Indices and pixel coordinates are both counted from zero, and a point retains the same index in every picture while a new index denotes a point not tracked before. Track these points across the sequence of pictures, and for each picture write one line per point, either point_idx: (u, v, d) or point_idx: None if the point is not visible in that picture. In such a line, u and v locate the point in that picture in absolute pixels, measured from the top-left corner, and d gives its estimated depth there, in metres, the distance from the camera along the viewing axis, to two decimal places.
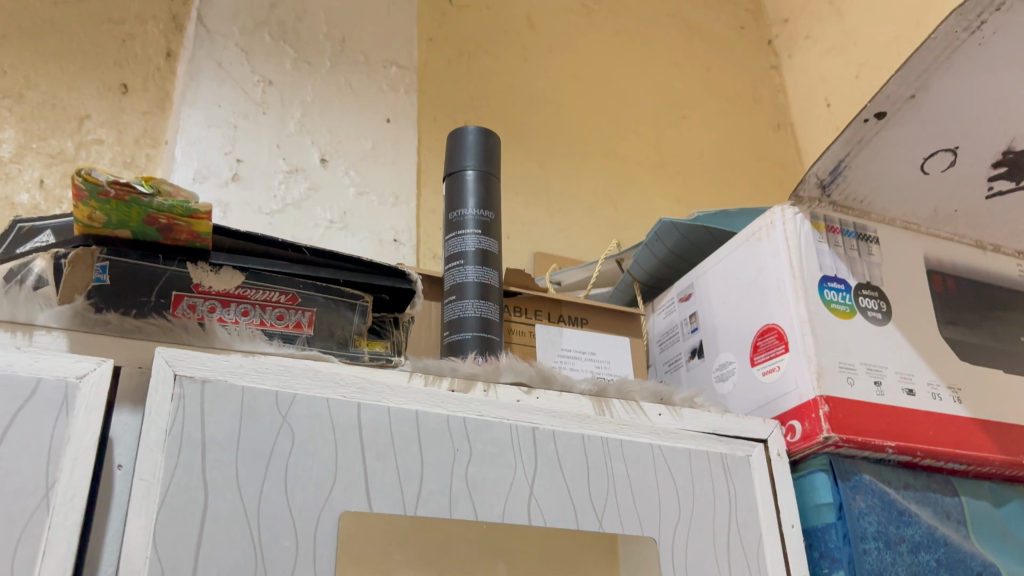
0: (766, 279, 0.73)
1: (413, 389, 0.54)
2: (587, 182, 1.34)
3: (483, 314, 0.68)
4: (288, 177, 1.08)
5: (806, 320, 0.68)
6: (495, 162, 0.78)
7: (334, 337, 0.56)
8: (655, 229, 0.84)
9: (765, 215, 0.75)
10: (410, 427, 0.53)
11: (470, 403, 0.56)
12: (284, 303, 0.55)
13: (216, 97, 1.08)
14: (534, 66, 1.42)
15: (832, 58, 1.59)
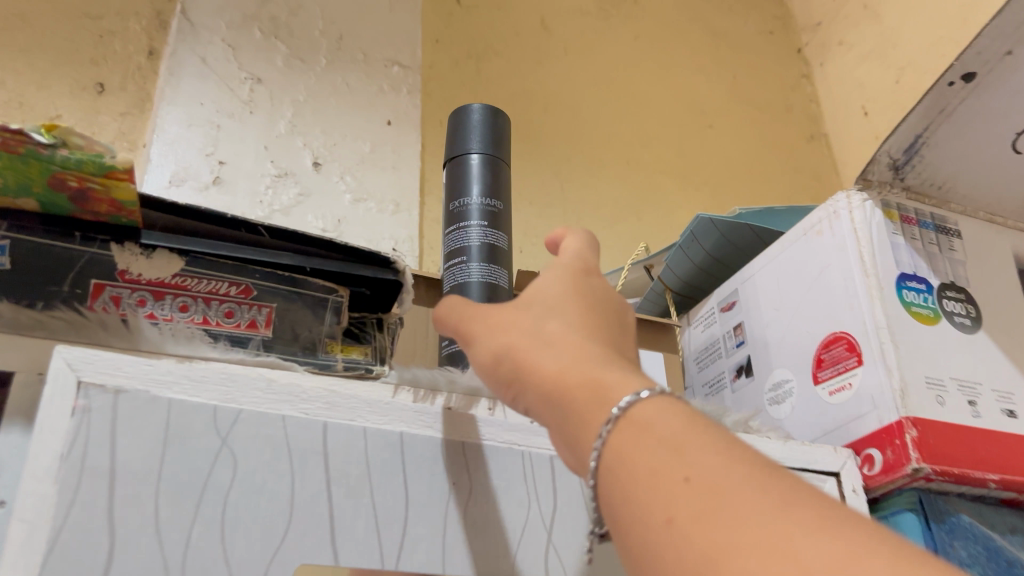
0: (834, 280, 0.61)
1: (396, 406, 0.42)
2: (606, 193, 1.23)
3: None
4: (276, 182, 0.97)
5: (884, 326, 0.56)
6: (505, 147, 0.67)
7: (298, 341, 0.44)
8: (691, 226, 0.73)
9: (826, 205, 0.63)
10: (394, 454, 0.41)
11: (469, 425, 0.44)
12: (234, 297, 0.43)
13: (198, 93, 0.98)
14: (547, 70, 1.33)
15: (869, 63, 1.49)
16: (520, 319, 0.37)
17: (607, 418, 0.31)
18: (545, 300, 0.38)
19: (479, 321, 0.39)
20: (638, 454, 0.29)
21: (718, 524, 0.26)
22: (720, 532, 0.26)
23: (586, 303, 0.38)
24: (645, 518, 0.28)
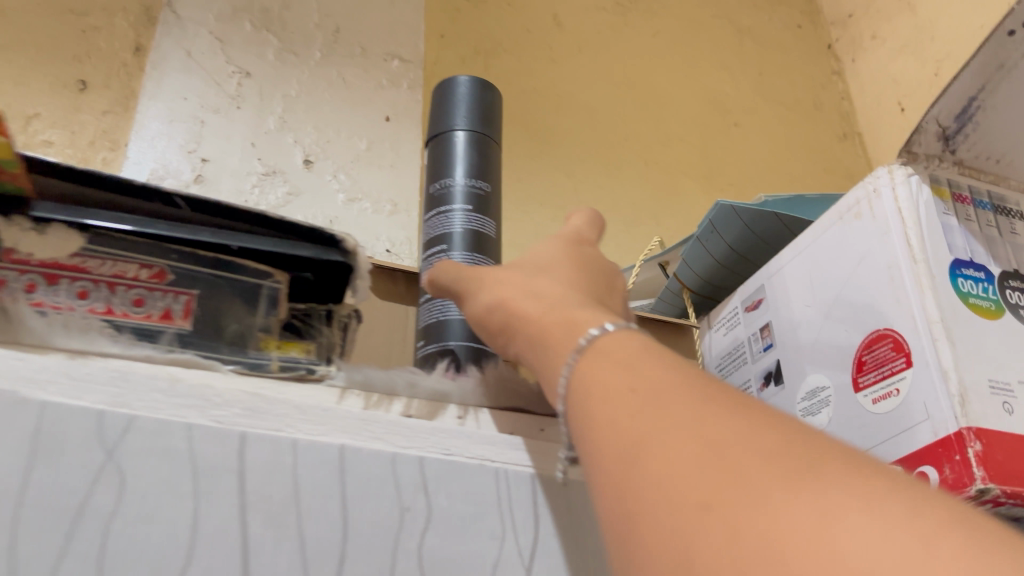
0: (874, 269, 0.52)
1: (340, 414, 0.34)
2: (624, 195, 1.14)
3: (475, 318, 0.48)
4: (263, 180, 0.90)
5: (938, 320, 0.47)
6: (495, 124, 0.59)
7: (223, 335, 0.36)
8: (710, 214, 0.64)
9: (864, 183, 0.54)
10: (330, 472, 0.32)
11: (429, 437, 0.36)
12: (145, 282, 0.36)
13: (182, 87, 0.92)
14: (559, 68, 1.25)
15: (904, 57, 1.39)
16: (514, 289, 0.35)
17: (573, 348, 0.30)
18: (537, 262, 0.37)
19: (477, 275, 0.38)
20: (594, 374, 0.28)
21: (651, 419, 0.25)
22: (650, 425, 0.25)
23: (576, 266, 0.37)
24: (590, 426, 0.27)
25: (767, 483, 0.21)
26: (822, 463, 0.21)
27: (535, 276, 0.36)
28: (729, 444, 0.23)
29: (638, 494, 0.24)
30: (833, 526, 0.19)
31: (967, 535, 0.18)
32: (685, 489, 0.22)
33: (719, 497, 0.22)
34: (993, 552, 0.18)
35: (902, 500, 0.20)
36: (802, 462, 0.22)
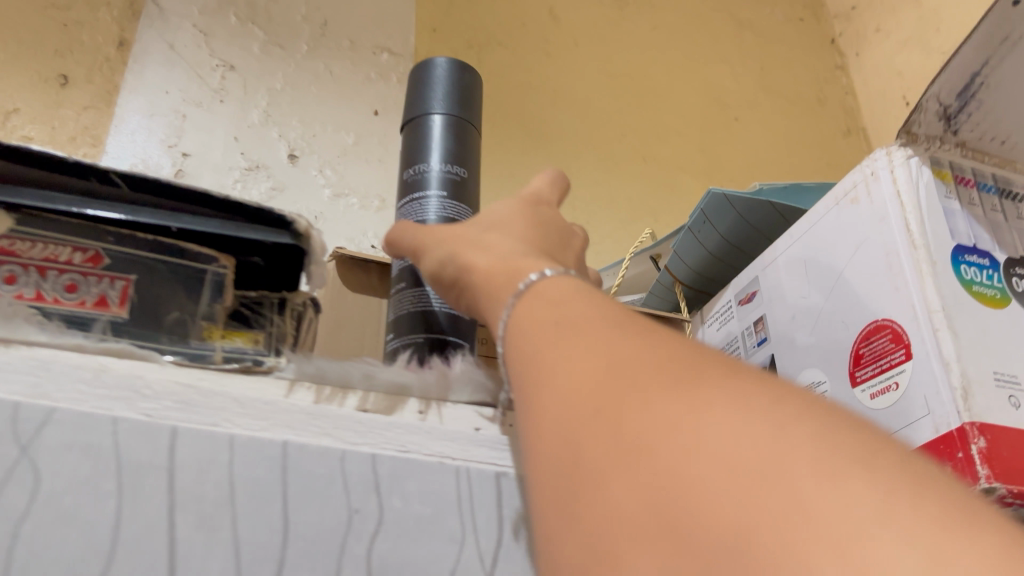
0: (872, 257, 0.49)
1: (285, 408, 0.32)
2: (622, 190, 1.10)
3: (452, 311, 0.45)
4: (246, 175, 0.87)
5: (939, 309, 0.44)
6: (474, 109, 0.57)
7: (162, 324, 0.33)
8: (702, 203, 0.61)
9: (862, 166, 0.51)
10: (271, 471, 0.30)
11: (384, 434, 0.33)
12: (79, 266, 0.33)
13: (164, 80, 0.90)
14: (555, 61, 1.21)
15: (909, 49, 1.34)
16: (468, 250, 0.34)
17: (513, 292, 0.29)
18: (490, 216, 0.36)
19: (431, 232, 0.38)
20: (531, 316, 0.28)
21: (572, 359, 0.25)
22: (569, 360, 0.25)
23: (532, 225, 0.36)
24: (521, 366, 0.27)
25: (667, 414, 0.21)
26: (723, 391, 0.21)
27: (502, 254, 0.33)
28: (638, 377, 0.23)
29: (553, 428, 0.24)
30: (720, 456, 0.19)
31: (852, 465, 0.18)
32: (594, 424, 0.22)
33: (623, 430, 0.22)
34: (871, 482, 0.18)
35: (792, 427, 0.20)
36: (704, 391, 0.21)
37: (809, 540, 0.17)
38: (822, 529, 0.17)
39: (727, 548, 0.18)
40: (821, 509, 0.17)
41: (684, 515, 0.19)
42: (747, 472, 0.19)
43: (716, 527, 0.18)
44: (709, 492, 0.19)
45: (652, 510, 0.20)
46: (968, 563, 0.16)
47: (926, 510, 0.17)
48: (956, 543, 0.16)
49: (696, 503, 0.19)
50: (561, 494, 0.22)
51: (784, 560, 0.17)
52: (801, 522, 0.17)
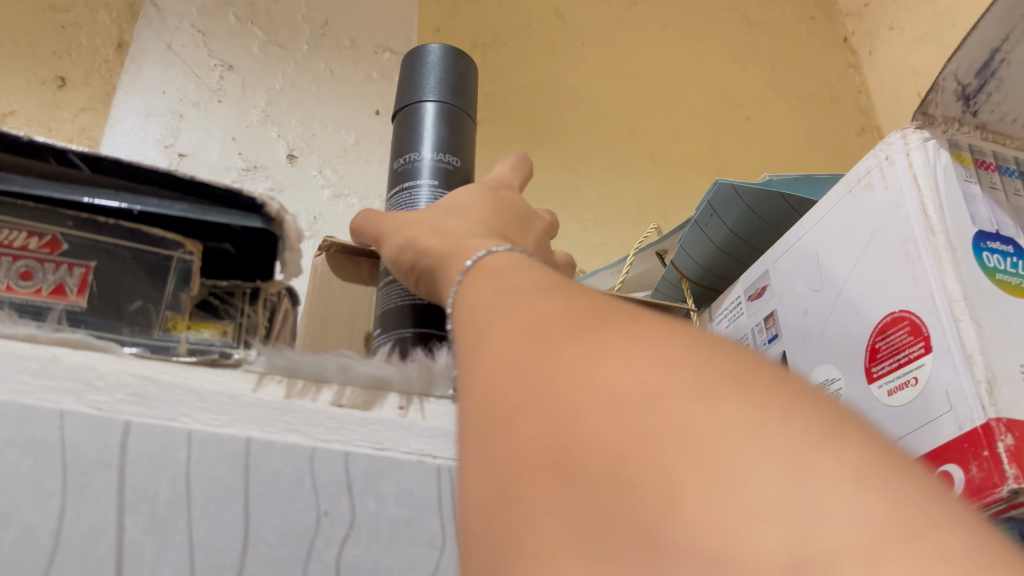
0: (886, 247, 0.46)
1: (251, 403, 0.29)
2: (632, 189, 1.06)
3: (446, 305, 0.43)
4: (244, 175, 0.84)
5: (961, 298, 0.41)
6: (469, 98, 0.55)
7: (122, 314, 0.31)
8: (709, 195, 0.59)
9: (877, 150, 0.49)
10: (232, 470, 0.28)
11: (357, 430, 0.30)
12: (33, 251, 0.31)
13: (161, 81, 0.87)
14: (562, 60, 1.17)
15: (924, 45, 1.30)
16: (428, 236, 0.36)
17: (460, 269, 0.30)
18: (451, 204, 0.38)
19: (392, 221, 0.40)
20: (477, 286, 0.28)
21: (496, 314, 0.25)
22: (497, 316, 0.25)
23: (490, 210, 0.37)
24: (457, 329, 0.27)
25: (565, 354, 0.21)
26: (620, 331, 0.21)
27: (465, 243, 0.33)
28: (553, 324, 0.23)
29: (467, 379, 0.24)
30: (610, 385, 0.20)
31: (729, 386, 0.19)
32: (501, 369, 0.23)
33: (525, 371, 0.22)
34: (744, 399, 0.18)
35: (679, 356, 0.20)
36: (612, 334, 0.21)
37: (686, 462, 0.17)
38: (693, 446, 0.17)
39: (605, 472, 0.18)
40: (698, 427, 0.18)
41: (575, 448, 0.19)
42: (628, 398, 0.19)
43: (603, 456, 0.18)
44: (594, 419, 0.19)
45: (548, 444, 0.19)
46: (825, 468, 0.16)
47: (792, 422, 0.17)
48: (818, 452, 0.17)
49: (583, 430, 0.19)
50: (466, 438, 0.22)
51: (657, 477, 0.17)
52: (673, 441, 0.18)
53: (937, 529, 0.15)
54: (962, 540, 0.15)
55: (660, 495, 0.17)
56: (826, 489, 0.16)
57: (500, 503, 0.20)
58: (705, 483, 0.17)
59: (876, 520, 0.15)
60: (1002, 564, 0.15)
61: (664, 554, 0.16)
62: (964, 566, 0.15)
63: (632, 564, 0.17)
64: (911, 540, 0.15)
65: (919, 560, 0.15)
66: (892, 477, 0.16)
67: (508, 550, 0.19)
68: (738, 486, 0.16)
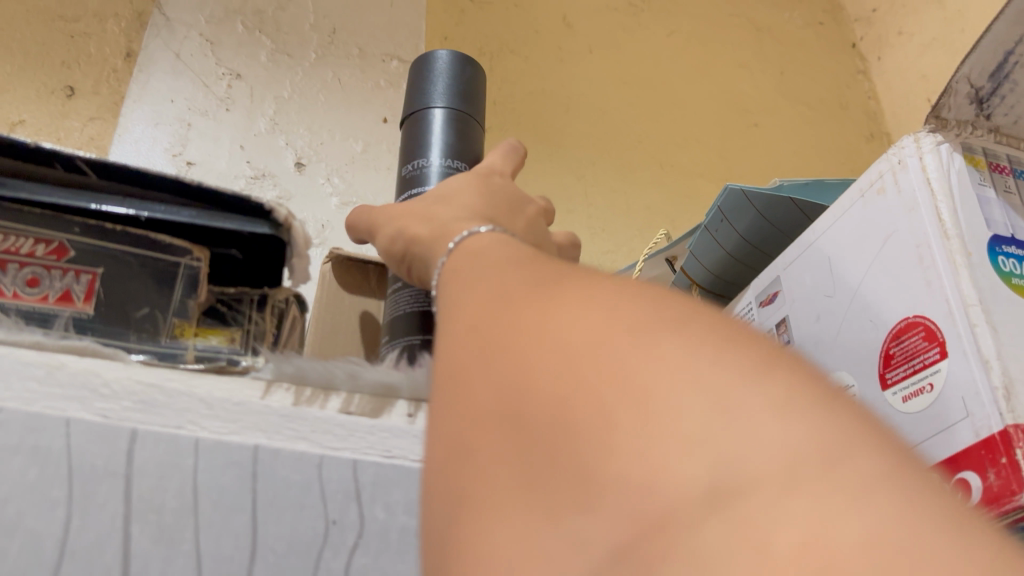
0: (900, 251, 0.46)
1: (259, 410, 0.29)
2: (640, 196, 1.06)
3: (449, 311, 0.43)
4: (252, 183, 0.84)
5: (976, 303, 0.41)
6: (477, 104, 0.54)
7: (130, 322, 0.31)
8: (719, 200, 0.58)
9: (889, 154, 0.48)
10: (239, 479, 0.27)
11: (365, 439, 0.30)
12: (40, 258, 0.30)
13: (169, 90, 0.88)
14: (569, 67, 1.17)
15: (933, 51, 1.29)
16: (419, 226, 0.37)
17: (445, 251, 0.31)
18: (443, 191, 0.39)
19: (385, 213, 0.41)
20: (458, 261, 0.29)
21: (471, 287, 0.26)
22: (468, 289, 0.26)
23: (480, 192, 0.38)
24: (440, 303, 0.28)
25: (524, 316, 0.22)
26: (576, 293, 0.22)
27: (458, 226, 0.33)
28: (516, 291, 0.24)
29: (440, 345, 0.25)
30: (560, 338, 0.21)
31: (667, 333, 0.20)
32: (467, 332, 0.24)
33: (487, 334, 0.23)
34: (679, 344, 0.19)
35: (626, 310, 0.21)
36: (567, 292, 0.23)
37: (619, 401, 0.18)
38: (628, 387, 0.19)
39: (550, 419, 0.19)
40: (633, 371, 0.19)
41: (525, 398, 0.20)
42: (574, 350, 0.20)
43: (549, 403, 0.20)
44: (543, 371, 0.20)
45: (504, 398, 0.21)
46: (749, 402, 0.18)
47: (722, 363, 0.19)
48: (744, 388, 0.18)
49: (534, 380, 0.20)
50: (435, 399, 0.24)
51: (594, 419, 0.18)
52: (610, 384, 0.19)
53: (849, 457, 0.16)
54: (869, 466, 0.16)
55: (596, 434, 0.18)
56: (746, 418, 0.17)
57: (463, 456, 0.21)
58: (635, 418, 0.18)
59: (789, 445, 0.17)
60: (904, 487, 0.16)
61: (599, 489, 0.18)
62: (869, 489, 0.16)
63: (571, 500, 0.18)
64: (823, 466, 0.16)
65: (829, 485, 0.16)
66: (812, 410, 0.17)
67: (464, 495, 0.20)
68: (668, 422, 0.18)
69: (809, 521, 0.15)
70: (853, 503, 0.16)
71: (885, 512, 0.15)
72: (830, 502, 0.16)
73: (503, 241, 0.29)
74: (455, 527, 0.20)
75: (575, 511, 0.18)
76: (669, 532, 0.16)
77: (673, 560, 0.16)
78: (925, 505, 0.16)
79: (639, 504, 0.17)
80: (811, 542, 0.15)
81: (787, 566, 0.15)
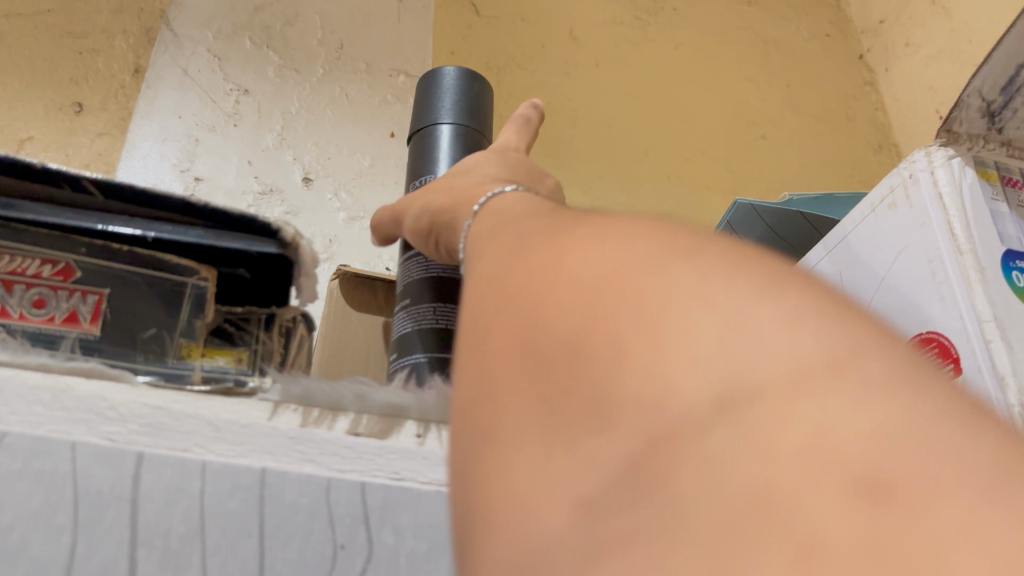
0: (914, 265, 0.45)
1: (266, 433, 0.28)
2: (647, 206, 1.05)
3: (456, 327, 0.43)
4: (259, 199, 0.84)
5: (990, 319, 0.40)
6: (484, 120, 0.54)
7: (136, 342, 0.31)
8: (729, 214, 0.58)
9: (898, 170, 0.48)
10: (245, 502, 0.27)
11: (372, 460, 0.29)
12: (46, 279, 0.30)
13: (177, 106, 0.88)
14: (576, 80, 1.17)
15: (940, 61, 1.29)
16: (440, 197, 0.38)
17: (469, 215, 0.32)
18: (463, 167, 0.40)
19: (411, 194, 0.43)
20: (484, 225, 0.29)
21: (490, 246, 0.26)
22: (492, 247, 0.26)
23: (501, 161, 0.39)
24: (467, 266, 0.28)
25: (535, 261, 0.22)
26: (590, 230, 0.22)
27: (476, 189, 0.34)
28: (536, 237, 0.23)
29: (466, 294, 0.25)
30: (573, 271, 0.20)
31: (677, 260, 0.19)
32: (485, 281, 0.23)
33: (500, 281, 0.22)
34: (689, 267, 0.19)
35: (636, 244, 0.20)
36: (586, 230, 0.22)
37: (628, 322, 0.18)
38: (638, 307, 0.18)
39: (561, 345, 0.19)
40: (645, 291, 0.18)
41: (537, 327, 0.20)
42: (584, 283, 0.20)
43: (560, 330, 0.19)
44: (555, 303, 0.20)
45: (515, 332, 0.20)
46: (761, 317, 0.17)
47: (733, 283, 0.18)
48: (755, 305, 0.17)
49: (545, 312, 0.20)
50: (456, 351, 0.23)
51: (605, 342, 0.18)
52: (620, 306, 0.18)
53: (863, 361, 0.16)
54: (885, 367, 0.16)
55: (607, 358, 0.18)
56: (758, 330, 0.17)
57: (474, 398, 0.20)
58: (643, 335, 0.17)
59: (802, 351, 0.16)
60: (921, 387, 0.15)
61: (610, 412, 0.17)
62: (885, 391, 0.15)
63: (582, 426, 0.17)
64: (837, 372, 0.16)
65: (844, 391, 0.15)
66: (825, 318, 0.17)
67: (474, 434, 0.19)
68: (679, 339, 0.17)
69: (825, 425, 0.15)
70: (858, 401, 0.15)
71: (900, 410, 0.15)
72: (842, 403, 0.15)
73: (525, 199, 0.29)
74: (467, 469, 0.19)
75: (587, 436, 0.17)
76: (686, 445, 0.16)
77: (690, 475, 0.16)
78: (943, 402, 0.15)
79: (650, 420, 0.16)
80: (828, 448, 0.15)
81: (803, 474, 0.14)
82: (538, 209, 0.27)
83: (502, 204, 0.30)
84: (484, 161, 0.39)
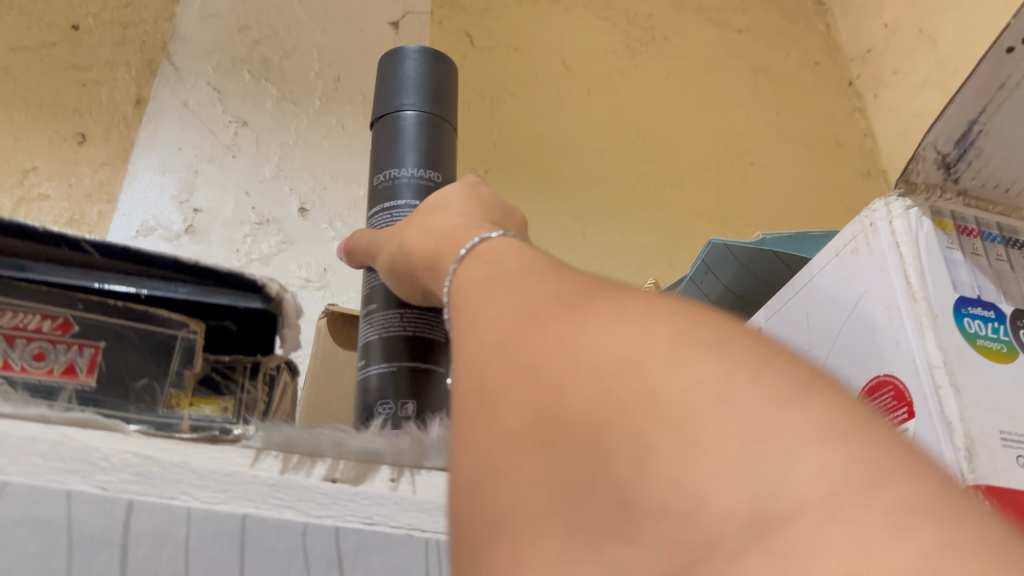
0: (872, 311, 0.47)
1: (249, 480, 0.31)
2: (637, 234, 1.08)
3: (422, 333, 0.45)
4: (256, 230, 0.86)
5: (941, 365, 0.42)
6: (446, 101, 0.57)
7: (128, 393, 0.33)
8: (703, 253, 0.60)
9: (860, 216, 0.50)
10: (228, 546, 0.29)
11: (347, 506, 0.31)
12: (46, 334, 0.32)
13: (177, 139, 0.90)
14: (569, 110, 1.20)
15: (927, 90, 1.31)
16: (416, 235, 0.40)
17: (456, 259, 0.33)
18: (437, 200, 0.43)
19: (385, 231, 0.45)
20: (467, 278, 0.31)
21: (479, 309, 0.28)
22: (482, 303, 0.28)
23: (471, 203, 0.42)
24: (454, 313, 0.30)
25: (550, 338, 0.24)
26: (601, 309, 0.25)
27: (450, 234, 0.37)
28: (542, 313, 0.25)
29: (459, 358, 0.27)
30: (592, 361, 0.23)
31: (707, 355, 0.22)
32: (492, 349, 0.26)
33: (515, 359, 0.25)
34: (717, 368, 0.21)
35: (641, 336, 0.23)
36: (592, 313, 0.24)
37: (661, 432, 0.20)
38: (668, 416, 0.21)
39: (590, 445, 0.21)
40: (678, 397, 0.21)
41: (564, 421, 0.22)
42: (609, 378, 0.22)
43: (589, 429, 0.21)
44: (580, 397, 0.22)
45: (538, 421, 0.23)
46: (794, 432, 0.20)
47: (758, 389, 0.21)
48: (781, 415, 0.20)
49: (570, 406, 0.22)
50: (459, 411, 0.25)
51: (636, 450, 0.21)
52: (647, 413, 0.21)
53: (893, 485, 0.18)
54: (911, 491, 0.18)
55: (639, 466, 0.20)
56: (791, 448, 0.19)
57: (493, 481, 0.22)
58: (677, 448, 0.20)
59: (833, 471, 0.19)
60: (950, 511, 0.18)
61: (642, 522, 0.20)
62: (916, 513, 0.18)
63: (618, 530, 0.20)
64: (867, 493, 0.18)
65: (875, 518, 0.18)
66: (849, 434, 0.20)
67: (499, 525, 0.22)
68: (715, 451, 0.20)
69: (860, 544, 0.17)
70: (888, 530, 0.17)
71: (935, 542, 0.17)
72: (875, 531, 0.17)
73: (511, 250, 0.31)
74: (483, 554, 0.21)
75: (618, 545, 0.20)
76: (721, 561, 0.18)
77: None
78: (971, 528, 0.18)
79: (683, 538, 0.19)
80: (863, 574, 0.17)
81: None
82: (531, 270, 0.29)
83: (482, 256, 0.32)
84: (455, 201, 0.42)
